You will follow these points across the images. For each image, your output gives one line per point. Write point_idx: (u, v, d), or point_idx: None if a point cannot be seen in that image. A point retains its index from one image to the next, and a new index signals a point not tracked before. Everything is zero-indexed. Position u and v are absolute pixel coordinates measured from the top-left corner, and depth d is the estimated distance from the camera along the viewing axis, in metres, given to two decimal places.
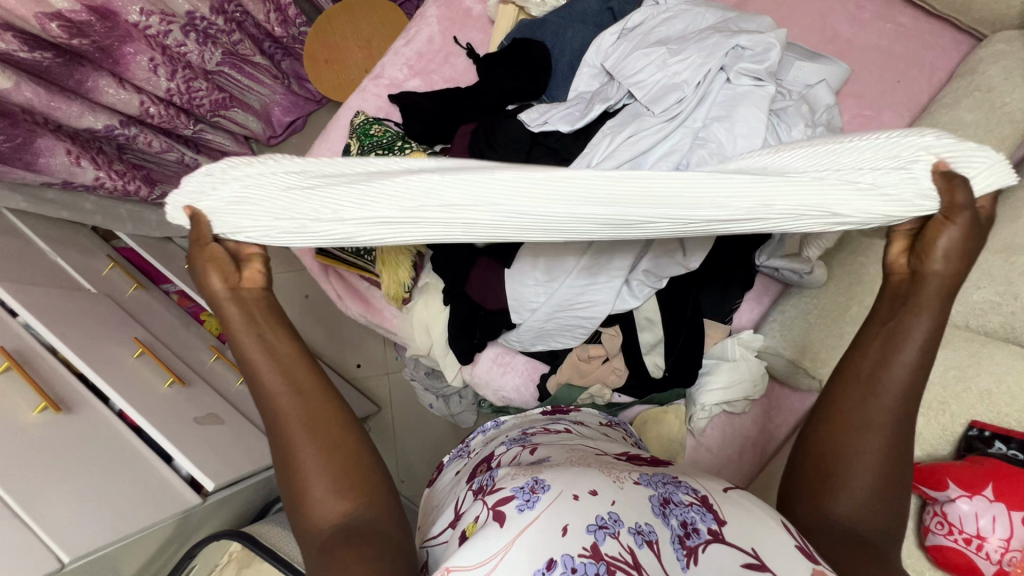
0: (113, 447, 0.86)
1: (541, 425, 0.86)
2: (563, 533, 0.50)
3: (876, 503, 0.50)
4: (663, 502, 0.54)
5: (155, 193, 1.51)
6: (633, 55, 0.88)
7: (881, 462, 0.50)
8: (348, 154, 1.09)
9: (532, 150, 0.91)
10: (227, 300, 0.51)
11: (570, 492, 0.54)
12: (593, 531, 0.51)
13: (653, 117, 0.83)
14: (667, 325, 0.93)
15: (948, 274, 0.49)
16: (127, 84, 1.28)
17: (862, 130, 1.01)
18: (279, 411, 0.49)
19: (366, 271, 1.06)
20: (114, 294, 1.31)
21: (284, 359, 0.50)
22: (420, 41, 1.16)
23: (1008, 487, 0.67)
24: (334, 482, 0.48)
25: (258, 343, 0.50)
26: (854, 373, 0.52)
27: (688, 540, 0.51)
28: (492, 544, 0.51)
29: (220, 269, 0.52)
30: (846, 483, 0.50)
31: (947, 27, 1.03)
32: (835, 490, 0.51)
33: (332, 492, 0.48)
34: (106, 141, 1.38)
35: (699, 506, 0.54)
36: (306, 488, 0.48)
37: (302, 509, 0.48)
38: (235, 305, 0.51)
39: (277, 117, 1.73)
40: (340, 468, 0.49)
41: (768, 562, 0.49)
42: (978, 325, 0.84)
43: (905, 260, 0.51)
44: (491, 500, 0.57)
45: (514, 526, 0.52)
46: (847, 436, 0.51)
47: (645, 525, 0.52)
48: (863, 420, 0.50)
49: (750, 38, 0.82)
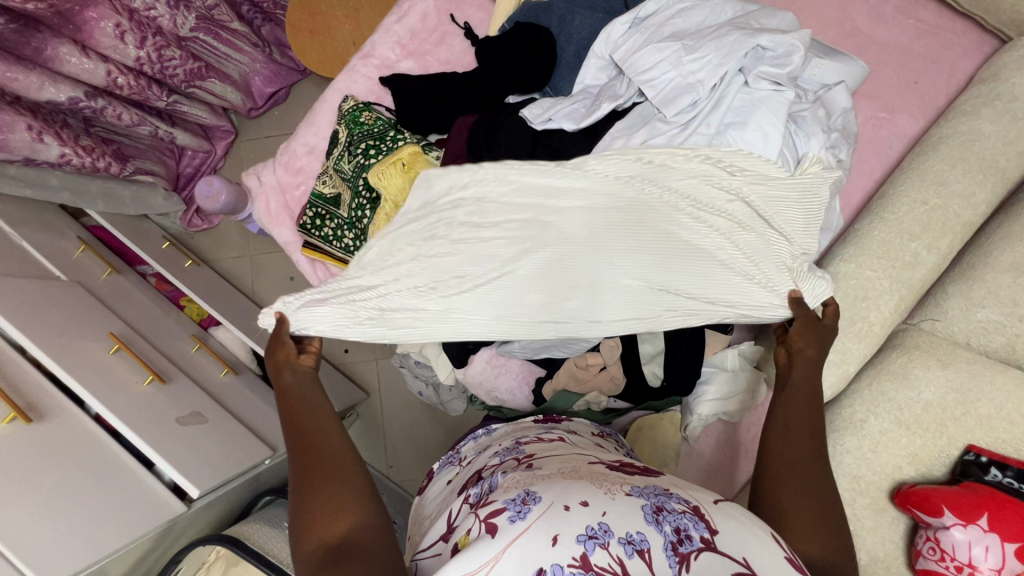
0: (89, 456, 0.83)
1: (534, 433, 0.85)
2: (553, 542, 0.50)
3: (823, 533, 0.54)
4: (656, 510, 0.53)
5: (128, 169, 1.41)
6: (645, 49, 0.81)
7: (811, 495, 0.56)
8: (335, 141, 1.03)
9: (535, 151, 0.85)
10: (284, 367, 0.66)
11: (561, 502, 0.53)
12: (583, 541, 0.50)
13: (666, 122, 0.79)
14: (668, 337, 0.90)
15: (814, 354, 0.69)
16: (91, 52, 1.19)
17: (873, 134, 0.98)
18: (307, 445, 0.57)
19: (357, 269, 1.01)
20: (87, 280, 1.24)
21: (316, 408, 0.61)
22: (414, 17, 1.08)
23: (1002, 518, 0.68)
24: (336, 503, 0.53)
25: (296, 400, 0.62)
26: (772, 428, 0.62)
27: (680, 546, 0.50)
28: (483, 554, 0.50)
29: (286, 350, 0.67)
30: (788, 503, 0.56)
31: (972, 27, 0.98)
32: (788, 514, 0.55)
33: (332, 508, 0.52)
34: (71, 113, 1.28)
35: (690, 514, 0.53)
36: (310, 507, 0.53)
37: (302, 530, 0.52)
38: (287, 370, 0.65)
39: (258, 88, 1.61)
40: (343, 485, 0.54)
41: (757, 569, 0.50)
42: (980, 345, 0.83)
43: (783, 350, 0.72)
44: (483, 511, 0.55)
45: (505, 537, 0.51)
46: (778, 471, 0.58)
47: (636, 533, 0.50)
48: (788, 456, 0.59)
49: (773, 38, 0.76)
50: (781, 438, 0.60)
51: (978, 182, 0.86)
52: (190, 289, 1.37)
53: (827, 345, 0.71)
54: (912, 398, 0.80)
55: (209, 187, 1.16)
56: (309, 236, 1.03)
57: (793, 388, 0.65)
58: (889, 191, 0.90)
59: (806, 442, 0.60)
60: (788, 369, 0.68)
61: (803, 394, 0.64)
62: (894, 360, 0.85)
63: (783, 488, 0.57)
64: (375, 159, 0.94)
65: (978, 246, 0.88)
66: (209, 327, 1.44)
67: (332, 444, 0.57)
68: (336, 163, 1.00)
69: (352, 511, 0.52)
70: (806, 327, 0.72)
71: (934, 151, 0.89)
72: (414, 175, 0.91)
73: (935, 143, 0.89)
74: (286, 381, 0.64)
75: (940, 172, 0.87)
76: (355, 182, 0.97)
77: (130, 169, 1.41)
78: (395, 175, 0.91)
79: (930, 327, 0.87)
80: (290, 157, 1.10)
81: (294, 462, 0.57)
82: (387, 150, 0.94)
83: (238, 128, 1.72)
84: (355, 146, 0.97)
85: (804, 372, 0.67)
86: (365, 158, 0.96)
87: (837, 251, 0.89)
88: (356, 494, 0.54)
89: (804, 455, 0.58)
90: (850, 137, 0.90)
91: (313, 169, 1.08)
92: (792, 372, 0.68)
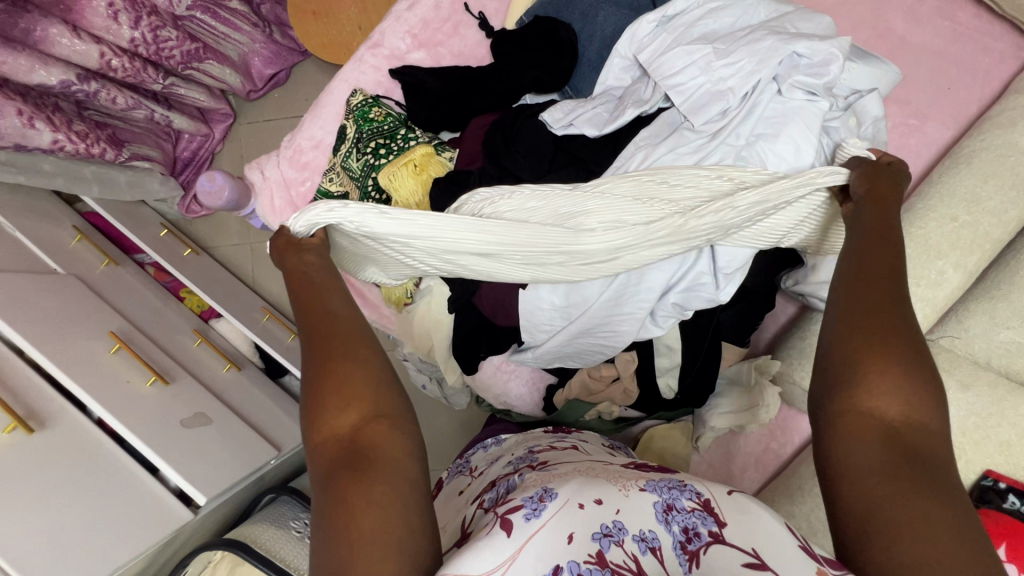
0: (92, 460, 0.81)
1: (546, 442, 0.84)
2: (569, 541, 0.49)
3: (913, 398, 0.45)
4: (665, 509, 0.53)
5: (124, 155, 1.35)
6: (673, 51, 0.77)
7: (901, 349, 0.46)
8: (343, 137, 0.98)
9: (555, 158, 0.81)
10: (291, 257, 0.62)
11: (576, 500, 0.52)
12: (598, 539, 0.49)
13: (694, 130, 0.75)
14: (686, 352, 0.87)
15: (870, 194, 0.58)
16: (82, 33, 1.15)
17: (902, 141, 0.94)
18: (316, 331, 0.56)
19: None
20: (84, 273, 1.21)
21: (326, 290, 0.60)
22: (426, 5, 1.02)
23: (1018, 547, 0.70)
24: (343, 393, 0.51)
25: (312, 288, 0.60)
26: (849, 276, 0.52)
27: (688, 545, 0.50)
28: (500, 551, 0.48)
29: (292, 243, 0.63)
30: (873, 363, 0.46)
31: (1012, 30, 0.93)
32: (872, 379, 0.46)
33: (343, 401, 0.51)
34: (63, 96, 1.23)
35: (700, 511, 0.52)
36: (320, 396, 0.51)
37: (314, 419, 0.51)
38: (294, 260, 0.62)
39: (257, 69, 1.55)
40: (357, 377, 0.52)
41: (771, 563, 0.47)
42: (1002, 366, 0.82)
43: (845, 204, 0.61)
44: (500, 508, 0.53)
45: (520, 536, 0.49)
46: (865, 319, 0.48)
47: (649, 531, 0.51)
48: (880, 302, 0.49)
49: (810, 45, 0.71)
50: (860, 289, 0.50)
51: (1012, 199, 0.83)
52: (190, 281, 1.34)
53: (902, 188, 0.58)
54: None
55: (210, 182, 1.12)
56: None
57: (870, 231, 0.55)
58: (918, 205, 0.87)
59: (895, 293, 0.49)
60: (862, 215, 0.57)
61: (875, 236, 0.54)
62: None
63: (861, 343, 0.47)
64: (386, 159, 0.90)
65: (1005, 264, 0.86)
66: (210, 320, 1.41)
67: (345, 334, 0.55)
68: (344, 160, 0.96)
69: (364, 404, 0.51)
70: (865, 173, 0.59)
71: (966, 163, 0.86)
72: (426, 177, 0.87)
73: (967, 155, 0.86)
74: (295, 268, 0.61)
75: (971, 187, 0.84)
76: (364, 181, 0.92)
77: (126, 154, 1.35)
78: (406, 177, 0.88)
79: (950, 344, 0.86)
80: (295, 151, 1.05)
81: (307, 352, 0.55)
82: (399, 150, 0.90)
83: (236, 110, 1.66)
84: (364, 144, 0.93)
85: (874, 214, 0.56)
86: (375, 156, 0.92)
87: None
88: (370, 385, 0.52)
89: (886, 298, 0.49)
90: (880, 146, 0.86)
91: (318, 164, 1.04)
92: (865, 217, 0.56)
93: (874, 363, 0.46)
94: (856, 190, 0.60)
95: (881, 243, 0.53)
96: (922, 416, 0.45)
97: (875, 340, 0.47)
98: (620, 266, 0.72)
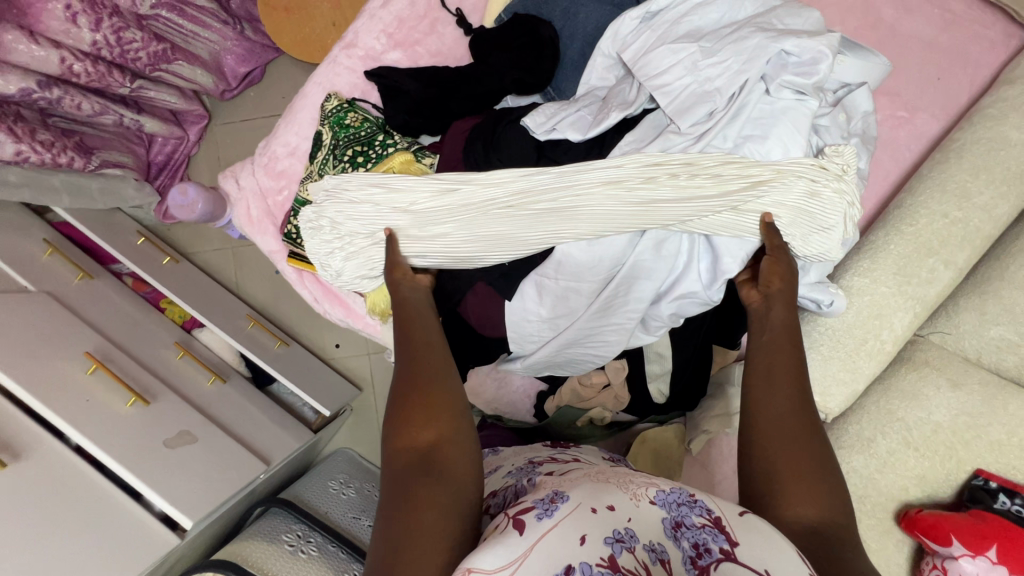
0: (71, 492, 0.81)
1: (546, 454, 0.81)
2: (581, 542, 0.47)
3: (825, 496, 0.53)
4: (674, 525, 0.50)
5: (93, 163, 1.30)
6: (657, 50, 0.74)
7: (808, 455, 0.56)
8: (319, 145, 0.95)
9: (538, 163, 0.78)
10: (402, 282, 0.73)
11: (588, 504, 0.50)
12: (610, 544, 0.47)
13: (680, 133, 0.72)
14: (677, 358, 0.87)
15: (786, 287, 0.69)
16: (40, 39, 1.10)
17: (892, 135, 0.93)
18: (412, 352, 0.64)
19: (303, 260, 0.98)
20: (57, 288, 1.17)
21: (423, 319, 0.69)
22: (401, 3, 0.99)
23: (1009, 548, 0.69)
24: (427, 415, 0.57)
25: (413, 317, 0.69)
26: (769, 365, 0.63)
27: (699, 560, 0.48)
28: (510, 549, 0.46)
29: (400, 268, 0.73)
30: (788, 464, 0.55)
31: (1003, 18, 0.91)
32: (789, 481, 0.54)
33: (426, 419, 0.56)
34: (24, 104, 1.18)
35: (710, 527, 0.50)
36: (407, 414, 0.57)
37: (393, 432, 0.57)
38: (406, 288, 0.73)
39: (230, 67, 1.49)
40: (441, 402, 0.58)
41: None
42: (992, 363, 0.82)
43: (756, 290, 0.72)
44: (510, 508, 0.51)
45: (532, 535, 0.47)
46: (779, 426, 0.58)
47: (659, 543, 0.49)
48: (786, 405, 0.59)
49: (799, 43, 0.69)
50: (767, 393, 0.61)
51: (1003, 193, 0.82)
52: (170, 291, 1.31)
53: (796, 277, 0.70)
54: (922, 419, 0.80)
55: (183, 195, 1.09)
56: (296, 246, 0.97)
57: (774, 330, 0.67)
58: (906, 203, 0.86)
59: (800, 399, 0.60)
60: (767, 309, 0.69)
61: (783, 337, 0.66)
62: (903, 377, 0.84)
63: (774, 449, 0.56)
64: (364, 167, 0.87)
65: (995, 259, 0.85)
66: (193, 329, 1.38)
67: (434, 363, 0.62)
68: (321, 168, 0.93)
69: (444, 427, 0.56)
70: (778, 262, 0.70)
71: (956, 158, 0.84)
72: None
73: (957, 150, 0.85)
74: (407, 297, 0.72)
75: (962, 182, 0.83)
76: None
77: (96, 163, 1.30)
78: None
79: (941, 341, 0.86)
80: (270, 159, 1.02)
81: (399, 375, 0.62)
82: (377, 158, 0.87)
83: (211, 111, 1.60)
84: (341, 152, 0.89)
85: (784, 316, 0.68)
86: (353, 164, 0.89)
87: (849, 262, 0.86)
88: (450, 411, 0.58)
89: (786, 399, 0.60)
90: (870, 143, 0.83)
91: (295, 172, 1.01)
92: (772, 311, 0.68)
93: (783, 469, 0.55)
94: (762, 284, 0.70)
95: (785, 349, 0.64)
96: (833, 510, 0.53)
97: (795, 443, 0.56)
98: (600, 271, 0.73)
